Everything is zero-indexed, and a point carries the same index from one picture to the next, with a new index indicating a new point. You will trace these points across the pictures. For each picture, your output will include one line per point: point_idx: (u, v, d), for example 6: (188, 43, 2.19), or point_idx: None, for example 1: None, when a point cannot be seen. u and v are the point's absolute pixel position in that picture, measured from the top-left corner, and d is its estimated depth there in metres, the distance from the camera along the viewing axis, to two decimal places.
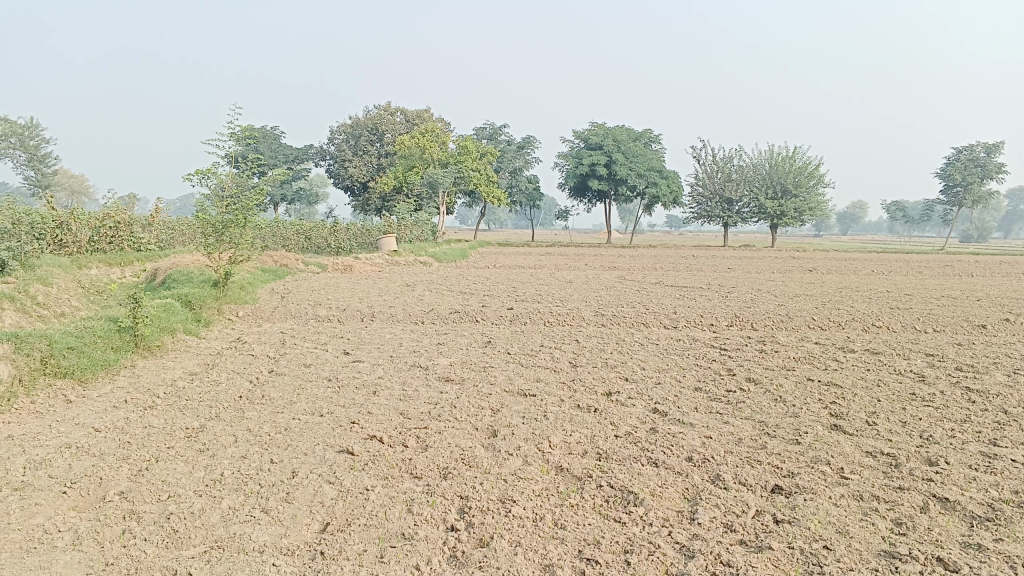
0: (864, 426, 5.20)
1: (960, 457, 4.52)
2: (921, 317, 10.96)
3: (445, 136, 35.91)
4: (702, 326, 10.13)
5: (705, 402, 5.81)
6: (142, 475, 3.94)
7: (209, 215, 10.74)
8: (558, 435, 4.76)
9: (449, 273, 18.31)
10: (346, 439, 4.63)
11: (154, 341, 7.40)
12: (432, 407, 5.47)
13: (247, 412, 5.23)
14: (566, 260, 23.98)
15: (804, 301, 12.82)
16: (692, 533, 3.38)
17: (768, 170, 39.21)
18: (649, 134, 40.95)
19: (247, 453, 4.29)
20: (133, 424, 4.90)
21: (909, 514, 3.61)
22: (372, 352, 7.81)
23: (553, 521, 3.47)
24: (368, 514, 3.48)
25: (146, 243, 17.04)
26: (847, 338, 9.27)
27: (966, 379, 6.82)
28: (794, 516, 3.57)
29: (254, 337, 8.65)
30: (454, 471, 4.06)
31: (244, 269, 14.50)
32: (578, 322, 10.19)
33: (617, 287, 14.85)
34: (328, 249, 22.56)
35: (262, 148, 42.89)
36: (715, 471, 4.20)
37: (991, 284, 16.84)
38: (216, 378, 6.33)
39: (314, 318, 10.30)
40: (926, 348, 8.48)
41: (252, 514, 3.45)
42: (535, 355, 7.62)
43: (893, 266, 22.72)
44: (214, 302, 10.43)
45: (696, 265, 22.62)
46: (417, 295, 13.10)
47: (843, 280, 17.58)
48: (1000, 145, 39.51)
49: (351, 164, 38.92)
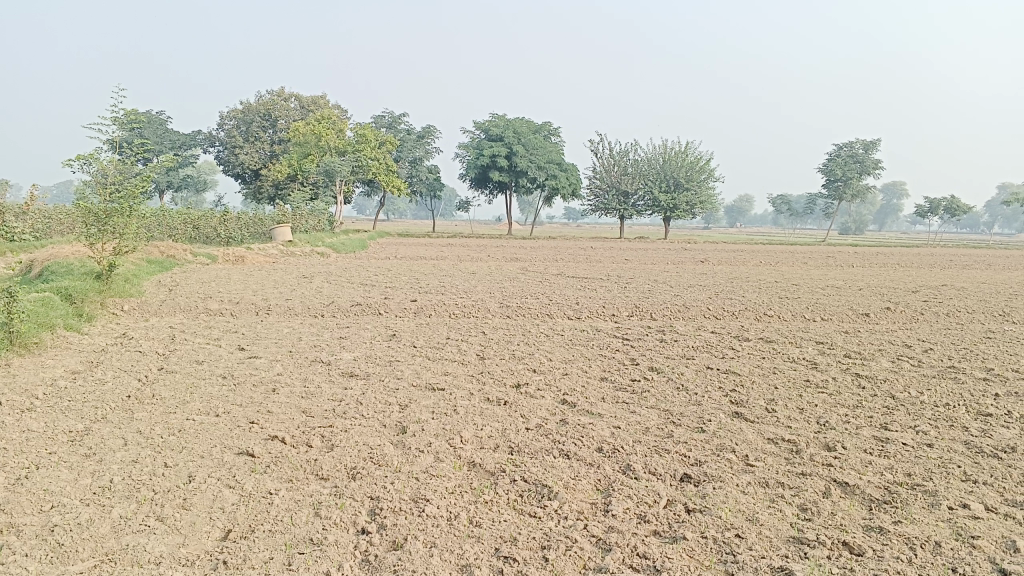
0: (764, 414, 5.33)
1: (856, 441, 4.69)
2: (809, 306, 11.41)
3: (342, 124, 35.15)
4: (604, 317, 10.25)
5: (612, 392, 5.85)
6: (21, 484, 3.63)
7: (90, 203, 10.13)
8: (469, 430, 4.68)
9: (348, 264, 17.98)
10: (245, 440, 4.41)
11: (31, 338, 6.90)
12: (336, 404, 5.29)
13: (137, 413, 4.92)
14: (465, 250, 23.92)
15: (700, 291, 13.16)
16: (608, 526, 3.37)
17: (662, 163, 40.11)
18: (548, 126, 41.24)
19: (138, 457, 4.03)
20: (9, 428, 4.53)
21: (814, 500, 3.71)
22: (270, 347, 7.53)
23: (468, 519, 3.39)
24: (273, 519, 3.31)
25: (20, 232, 15.98)
26: (742, 327, 9.54)
27: (855, 366, 7.12)
28: (705, 505, 3.60)
29: (142, 332, 8.20)
30: (363, 471, 3.92)
31: (129, 260, 13.78)
32: (483, 313, 10.14)
33: (519, 279, 14.86)
34: (219, 239, 21.75)
35: (147, 133, 40.95)
36: (626, 462, 4.21)
37: (870, 274, 17.76)
38: (101, 377, 5.95)
39: (207, 311, 9.87)
40: (816, 337, 8.82)
41: (146, 523, 3.22)
42: (441, 348, 7.51)
43: (781, 257, 23.68)
44: (98, 296, 9.85)
45: (594, 256, 23.00)
46: (315, 288, 12.73)
47: (734, 270, 18.15)
48: (876, 143, 41.71)
49: (242, 152, 37.61)
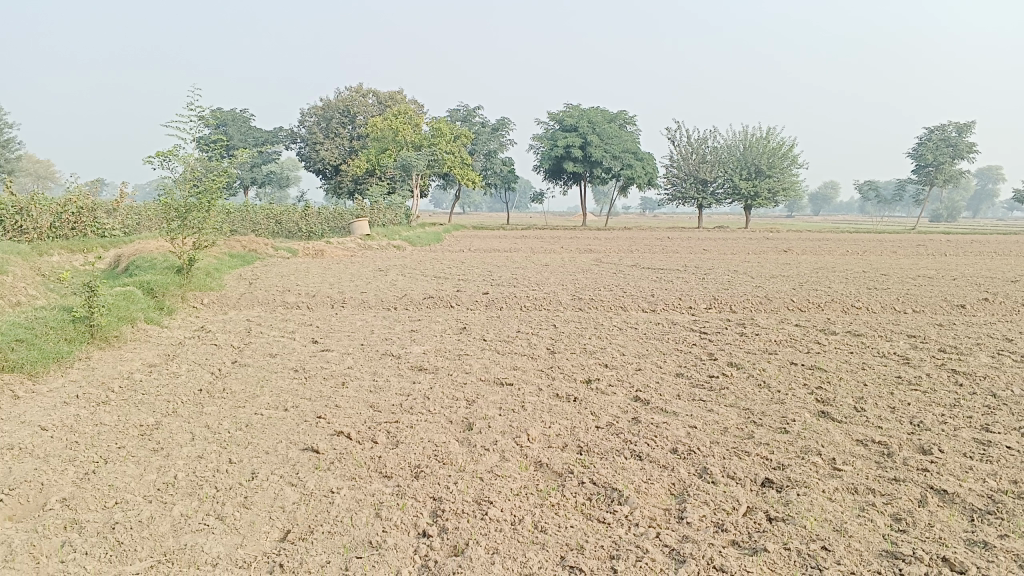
0: (852, 413, 5.01)
1: (954, 444, 4.34)
2: (899, 297, 10.84)
3: (419, 118, 35.18)
4: (680, 309, 9.95)
5: (687, 389, 5.61)
6: (88, 479, 3.63)
7: (172, 199, 10.34)
8: (537, 428, 4.52)
9: (423, 257, 18.08)
10: (311, 435, 4.35)
11: (112, 331, 7.06)
12: (403, 398, 5.20)
13: (207, 407, 4.94)
14: (540, 243, 23.75)
15: (782, 282, 12.68)
16: (682, 535, 3.16)
17: (742, 151, 39.07)
18: (623, 115, 40.69)
19: (204, 453, 4.00)
20: (83, 422, 4.58)
21: (909, 509, 3.42)
22: (342, 341, 7.52)
23: (533, 524, 3.23)
24: (332, 521, 3.21)
25: (111, 229, 16.59)
26: (827, 320, 9.10)
27: (951, 361, 6.68)
28: (788, 514, 3.35)
29: (219, 325, 8.32)
30: (427, 470, 3.81)
31: (211, 255, 14.15)
32: (555, 306, 9.98)
33: (594, 271, 14.59)
34: (300, 233, 22.21)
35: (230, 131, 42.14)
36: (702, 464, 3.98)
37: (964, 263, 16.87)
38: (176, 370, 6.02)
39: (283, 304, 9.98)
40: (907, 330, 8.34)
41: (205, 522, 3.17)
42: (511, 342, 7.37)
43: (867, 246, 22.75)
44: (179, 289, 10.08)
45: (671, 246, 22.55)
46: (389, 280, 12.76)
47: (818, 260, 17.48)
48: (971, 125, 39.77)
49: (322, 147, 38.29)
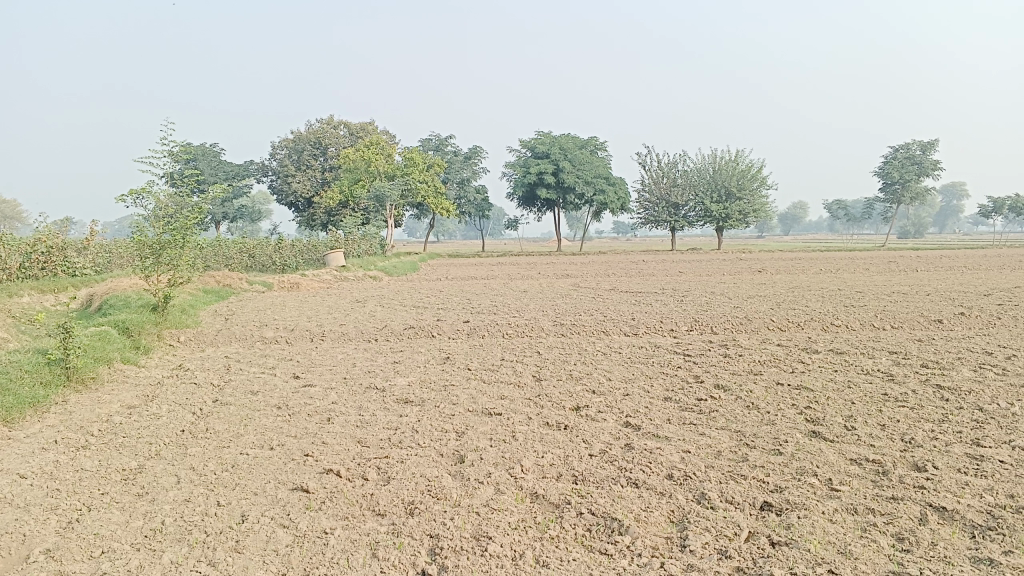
0: (843, 432, 5.00)
1: (948, 460, 4.34)
2: (876, 314, 10.92)
3: (391, 149, 35.21)
4: (662, 332, 9.95)
5: (677, 413, 5.57)
6: (71, 528, 3.51)
7: (146, 236, 10.20)
8: (530, 458, 4.46)
9: (400, 287, 18.01)
10: (300, 474, 4.26)
11: (88, 372, 6.91)
12: (391, 432, 5.12)
13: (191, 448, 4.82)
14: (516, 269, 23.77)
15: (760, 302, 12.74)
16: (687, 564, 3.10)
17: (712, 174, 39.50)
18: (594, 141, 41.02)
19: (191, 496, 3.90)
20: (63, 468, 4.45)
21: (910, 528, 3.39)
22: (324, 375, 7.41)
23: (534, 559, 3.16)
24: (328, 563, 3.12)
25: (82, 267, 16.35)
26: (809, 339, 9.13)
27: (935, 376, 6.71)
28: (791, 538, 3.32)
29: (197, 363, 8.18)
30: (422, 506, 3.73)
31: (185, 291, 13.97)
32: (537, 332, 9.94)
33: (573, 296, 14.58)
34: (275, 267, 22.02)
35: (201, 165, 41.90)
36: (700, 490, 3.94)
37: (936, 279, 17.08)
38: (156, 411, 5.88)
39: (262, 340, 9.85)
40: (888, 346, 8.39)
41: (196, 569, 3.07)
42: (496, 370, 7.31)
43: (840, 264, 23.01)
44: (154, 327, 9.92)
45: (647, 269, 22.65)
46: (367, 312, 12.65)
47: (793, 279, 17.63)
48: (934, 143, 40.55)
49: (294, 180, 38.16)
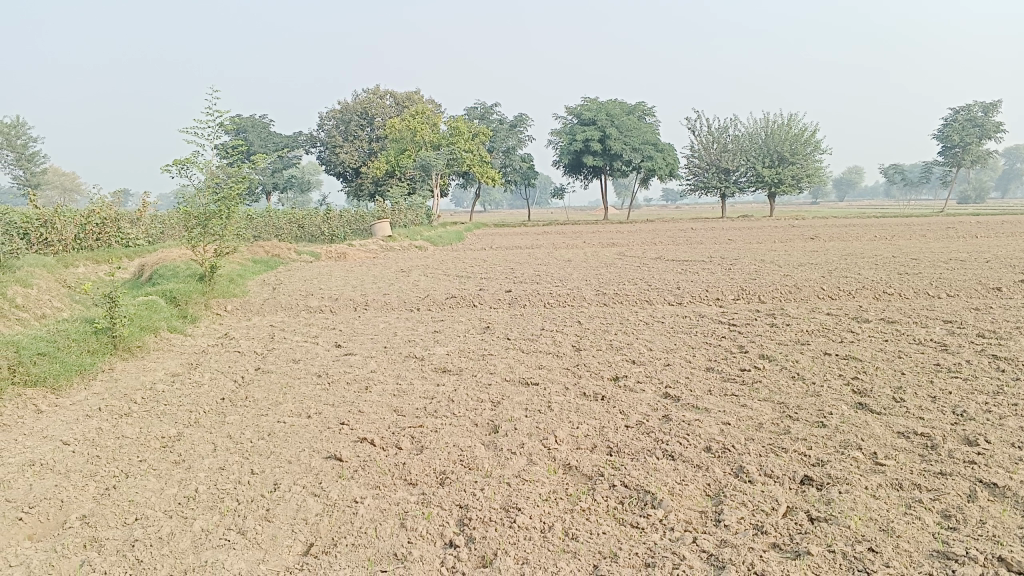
0: (891, 404, 4.84)
1: (1002, 434, 4.16)
2: (931, 282, 10.57)
3: (437, 117, 35.12)
4: (707, 301, 9.77)
5: (719, 383, 5.45)
6: (108, 495, 3.56)
7: (192, 207, 10.30)
8: (565, 429, 4.39)
9: (445, 256, 18.01)
10: (334, 443, 4.26)
11: (134, 341, 7.02)
12: (427, 402, 5.10)
13: (229, 417, 4.86)
14: (562, 238, 23.58)
15: (810, 270, 12.43)
16: (720, 540, 3.02)
17: (764, 139, 38.63)
18: (642, 107, 40.36)
19: (226, 464, 3.93)
20: (105, 435, 4.52)
21: (958, 505, 3.25)
22: (365, 344, 7.43)
23: (563, 531, 3.11)
24: (356, 532, 3.11)
25: (134, 238, 16.67)
26: (859, 308, 8.87)
27: (991, 346, 6.46)
28: (830, 514, 3.20)
29: (242, 332, 8.27)
30: (453, 476, 3.70)
31: (233, 261, 14.15)
32: (579, 302, 9.85)
33: (618, 264, 14.41)
34: (323, 237, 22.21)
35: (251, 137, 42.36)
36: (738, 463, 3.83)
37: (997, 245, 16.48)
38: (198, 379, 5.96)
39: (306, 309, 9.93)
40: (943, 315, 8.11)
41: (226, 538, 3.08)
42: (536, 340, 7.24)
43: (896, 231, 22.34)
44: (201, 296, 10.06)
45: (695, 237, 22.28)
46: (411, 282, 12.66)
47: (846, 247, 17.18)
48: (997, 104, 39.03)
49: (342, 150, 38.37)
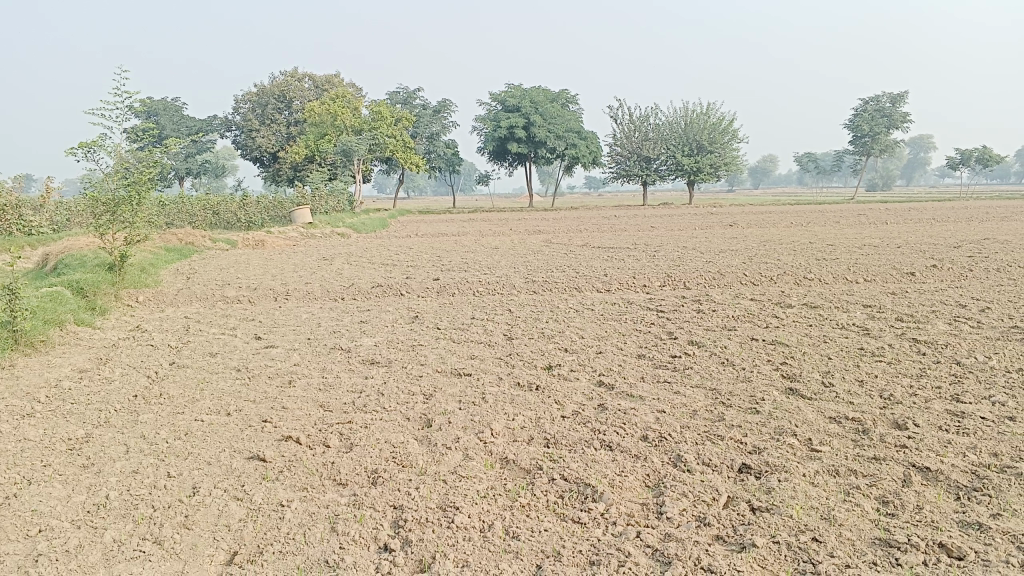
0: (821, 388, 4.88)
1: (928, 417, 4.23)
2: (848, 267, 10.84)
3: (357, 102, 34.45)
4: (635, 288, 9.79)
5: (651, 370, 5.43)
6: (7, 505, 3.27)
7: (101, 193, 9.74)
8: (500, 421, 4.27)
9: (368, 243, 17.67)
10: (257, 442, 4.04)
11: (37, 336, 6.58)
12: (356, 396, 4.91)
13: (143, 415, 4.57)
14: (488, 225, 23.45)
15: (733, 256, 12.61)
16: (665, 534, 2.95)
17: (684, 127, 39.19)
18: (566, 94, 40.47)
19: (139, 468, 3.67)
20: (4, 439, 4.18)
21: (895, 491, 3.26)
22: (287, 335, 7.14)
23: (503, 530, 2.99)
24: (284, 539, 2.93)
25: (37, 225, 15.79)
26: (783, 293, 9.02)
27: (911, 330, 6.62)
28: (772, 503, 3.17)
29: (156, 324, 7.88)
30: (385, 474, 3.54)
31: (145, 249, 13.51)
32: (508, 289, 9.75)
33: (543, 252, 14.37)
34: (240, 224, 21.53)
35: (163, 120, 40.75)
36: (676, 453, 3.78)
37: (907, 231, 17.09)
38: (108, 375, 5.61)
39: (224, 299, 9.52)
40: (862, 300, 8.30)
41: (140, 549, 2.85)
42: (466, 329, 7.09)
43: (811, 217, 22.95)
44: (111, 287, 9.56)
45: (619, 224, 22.44)
46: (334, 270, 12.33)
47: (765, 233, 17.55)
48: (904, 95, 40.62)
49: (259, 135, 37.29)
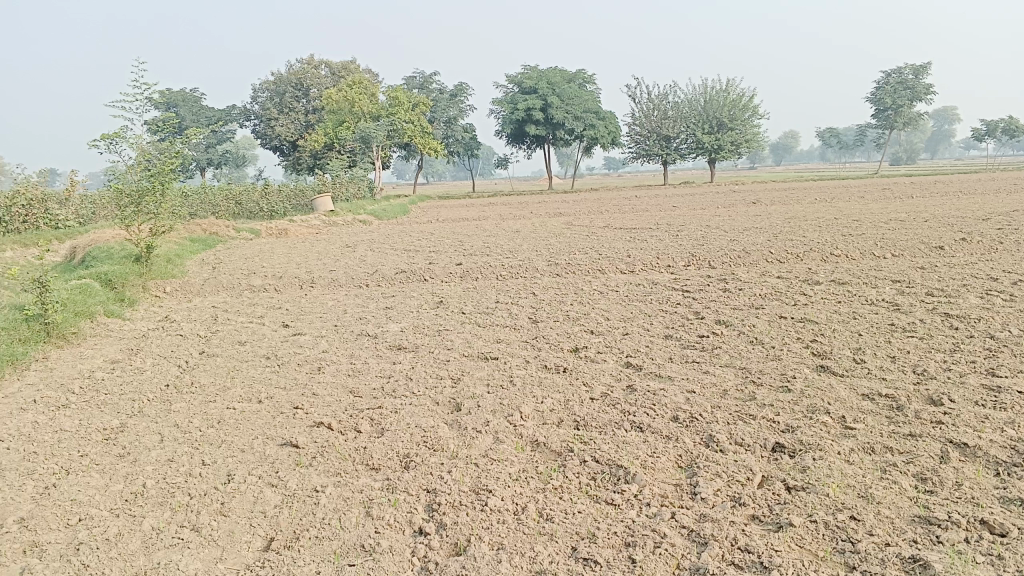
0: (852, 366, 4.83)
1: (964, 392, 4.17)
2: (876, 242, 10.70)
3: (375, 88, 34.41)
4: (659, 268, 9.73)
5: (679, 351, 5.39)
6: (47, 495, 3.32)
7: (125, 185, 9.80)
8: (529, 404, 4.27)
9: (390, 229, 17.71)
10: (288, 428, 4.07)
11: (68, 328, 6.65)
12: (385, 381, 4.92)
13: (176, 404, 4.62)
14: (508, 208, 23.42)
15: (757, 234, 12.49)
16: (700, 514, 2.94)
17: (703, 105, 38.79)
18: (584, 75, 40.18)
19: (174, 456, 3.70)
20: (41, 430, 4.24)
21: (932, 467, 3.22)
22: (314, 323, 7.18)
23: (538, 513, 2.99)
24: (319, 524, 2.94)
25: (64, 219, 15.97)
26: (809, 270, 8.92)
27: (942, 305, 6.53)
28: (807, 482, 3.14)
29: (184, 314, 7.94)
30: (417, 459, 3.55)
31: (170, 240, 13.62)
32: (532, 272, 9.73)
33: (566, 234, 14.30)
34: (263, 213, 21.66)
35: (183, 111, 40.99)
36: (708, 433, 3.76)
37: (933, 205, 16.84)
38: (139, 366, 5.67)
39: (250, 288, 9.58)
40: (890, 275, 8.19)
41: (179, 536, 2.89)
42: (491, 313, 7.09)
43: (835, 193, 22.68)
44: (138, 278, 9.65)
45: (641, 205, 22.30)
46: (357, 257, 12.37)
47: (788, 210, 17.38)
48: (928, 66, 39.95)
49: (278, 124, 37.40)
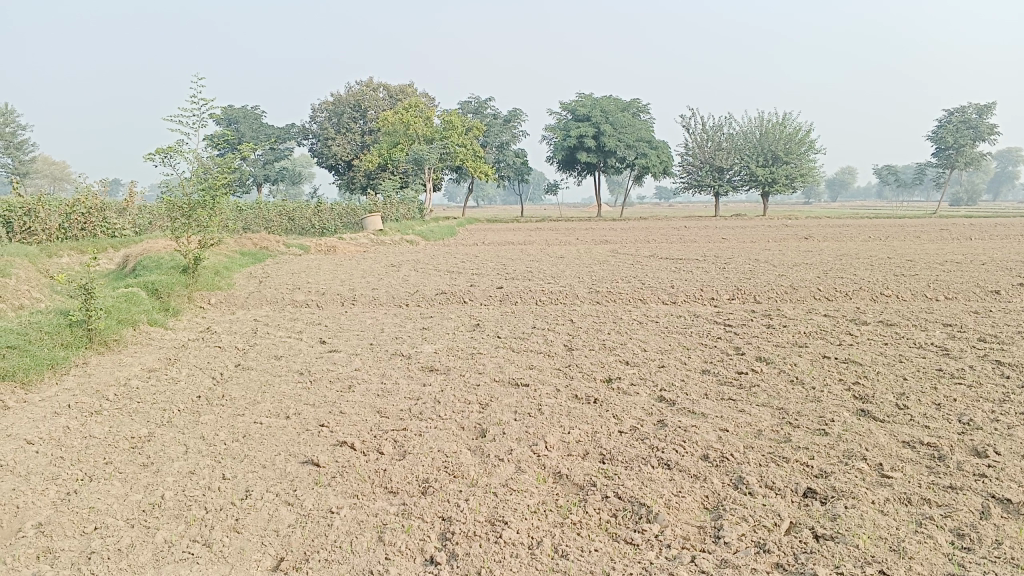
0: (895, 411, 4.65)
1: (1011, 445, 3.97)
2: (929, 284, 10.38)
3: (430, 111, 34.78)
4: (702, 301, 9.57)
5: (715, 387, 5.26)
6: (67, 501, 3.34)
7: (176, 197, 9.98)
8: (555, 434, 4.19)
9: (436, 251, 17.80)
10: (311, 446, 4.05)
11: (110, 335, 6.77)
12: (412, 403, 4.89)
13: (204, 416, 4.64)
14: (556, 234, 23.39)
15: (806, 271, 12.23)
16: (721, 559, 2.83)
17: (758, 137, 38.48)
18: (637, 104, 40.14)
19: (196, 468, 3.70)
20: (72, 435, 4.29)
21: (971, 523, 3.06)
22: (351, 341, 7.20)
23: (552, 548, 2.90)
24: (330, 546, 2.90)
25: (121, 228, 16.38)
26: (857, 310, 8.68)
27: (994, 352, 6.27)
28: (837, 532, 3.01)
29: (225, 326, 8.03)
30: (436, 484, 3.49)
31: (220, 253, 13.86)
32: (572, 299, 9.65)
33: (610, 262, 14.20)
34: (313, 230, 21.96)
35: (243, 127, 41.95)
36: (737, 474, 3.64)
37: (992, 248, 16.34)
38: (174, 376, 5.72)
39: (292, 303, 9.67)
40: (942, 319, 7.92)
41: (189, 551, 2.87)
42: (527, 339, 7.02)
43: (890, 232, 22.17)
44: (184, 289, 9.80)
45: (690, 236, 22.08)
46: (401, 276, 12.43)
47: (841, 247, 17.01)
48: (992, 106, 39.03)
49: (334, 143, 38.04)
